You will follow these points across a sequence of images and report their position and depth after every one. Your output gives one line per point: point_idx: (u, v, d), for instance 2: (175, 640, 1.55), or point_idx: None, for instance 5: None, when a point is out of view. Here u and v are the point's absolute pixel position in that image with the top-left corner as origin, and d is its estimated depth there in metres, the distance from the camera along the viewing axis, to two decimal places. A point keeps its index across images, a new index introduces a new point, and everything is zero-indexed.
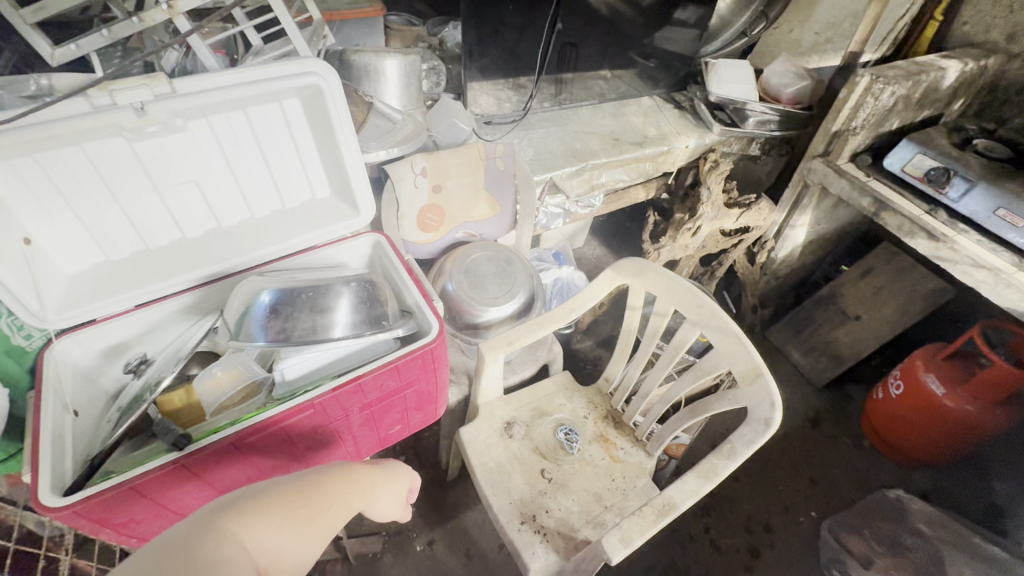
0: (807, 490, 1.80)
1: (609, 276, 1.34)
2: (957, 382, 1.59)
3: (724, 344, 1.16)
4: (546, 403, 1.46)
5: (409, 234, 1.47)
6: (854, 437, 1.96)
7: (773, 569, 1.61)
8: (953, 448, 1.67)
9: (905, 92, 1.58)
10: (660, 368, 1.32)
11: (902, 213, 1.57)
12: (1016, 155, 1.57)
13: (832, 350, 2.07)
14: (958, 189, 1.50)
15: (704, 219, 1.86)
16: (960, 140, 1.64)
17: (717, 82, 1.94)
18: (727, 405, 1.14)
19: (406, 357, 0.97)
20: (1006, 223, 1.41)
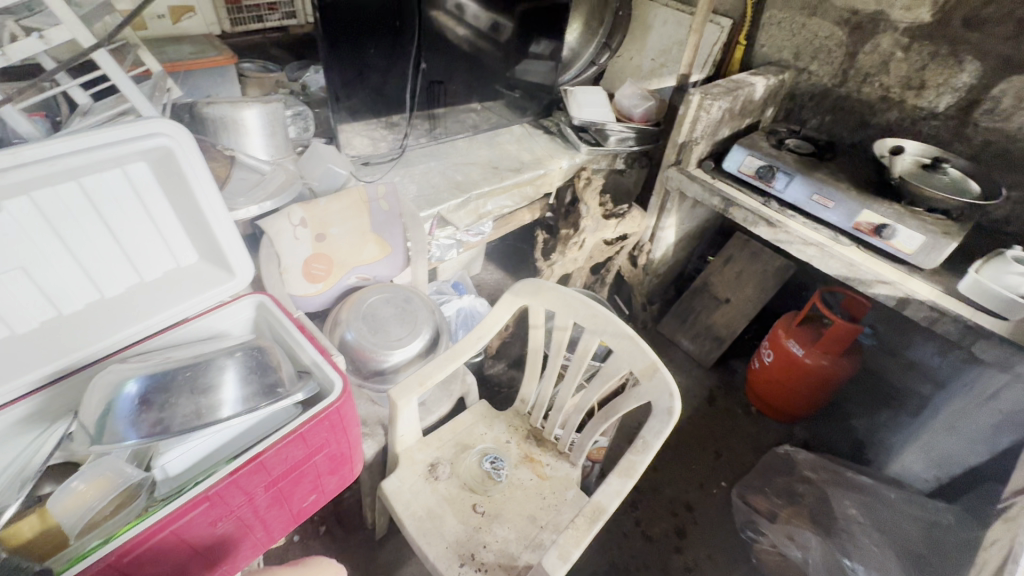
0: (714, 463, 1.97)
1: (508, 300, 1.39)
2: (811, 342, 1.86)
3: (621, 346, 1.24)
4: (468, 436, 1.45)
5: (297, 289, 1.39)
6: (744, 405, 2.20)
7: (700, 544, 1.73)
8: (819, 399, 1.95)
9: (729, 105, 1.86)
10: (570, 380, 1.37)
11: (746, 207, 1.83)
12: (818, 149, 1.90)
13: (713, 333, 2.31)
14: (782, 181, 1.79)
15: (587, 231, 2.01)
16: (776, 141, 1.94)
17: (578, 107, 2.11)
18: (634, 402, 1.22)
19: (311, 422, 0.91)
20: (821, 205, 1.71)
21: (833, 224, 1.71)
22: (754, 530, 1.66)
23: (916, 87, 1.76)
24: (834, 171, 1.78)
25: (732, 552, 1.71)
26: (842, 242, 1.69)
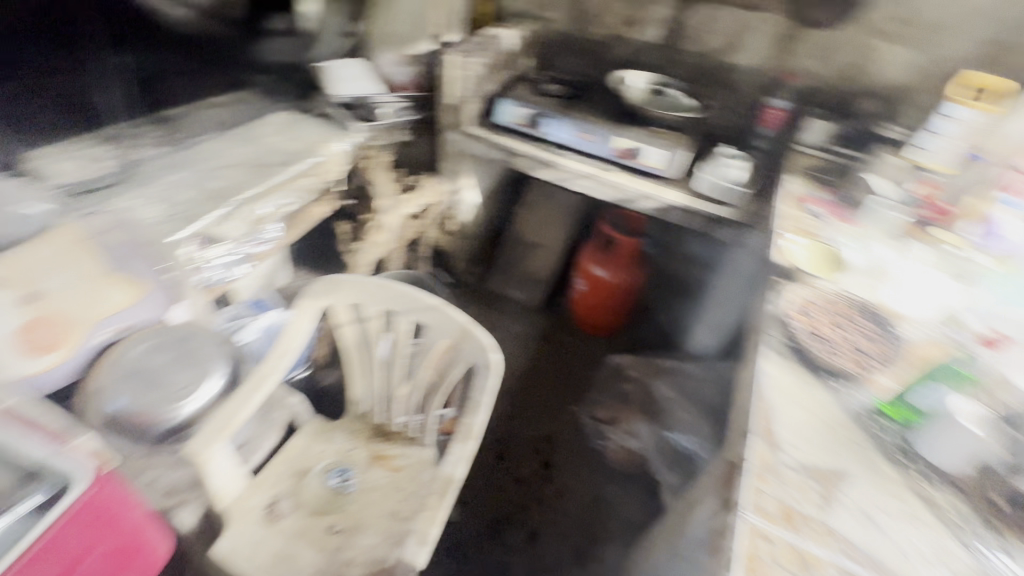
0: (561, 392, 2.16)
1: (305, 306, 1.30)
2: (609, 263, 2.17)
3: (432, 318, 1.25)
4: (305, 460, 1.35)
5: (18, 368, 1.09)
6: (575, 333, 2.42)
7: (565, 467, 1.89)
8: (629, 307, 2.28)
9: (486, 62, 1.93)
10: (396, 365, 1.34)
11: (530, 154, 1.94)
12: (572, 90, 2.08)
13: (534, 277, 2.49)
14: (549, 126, 1.94)
15: (383, 212, 1.99)
16: (536, 89, 2.08)
17: (337, 83, 1.98)
18: (459, 367, 1.24)
19: (59, 527, 0.76)
20: (584, 140, 1.90)
21: (596, 155, 1.92)
22: (603, 438, 1.88)
23: (629, 22, 2.12)
24: (588, 108, 1.98)
25: (592, 463, 1.91)
26: (611, 170, 1.89)
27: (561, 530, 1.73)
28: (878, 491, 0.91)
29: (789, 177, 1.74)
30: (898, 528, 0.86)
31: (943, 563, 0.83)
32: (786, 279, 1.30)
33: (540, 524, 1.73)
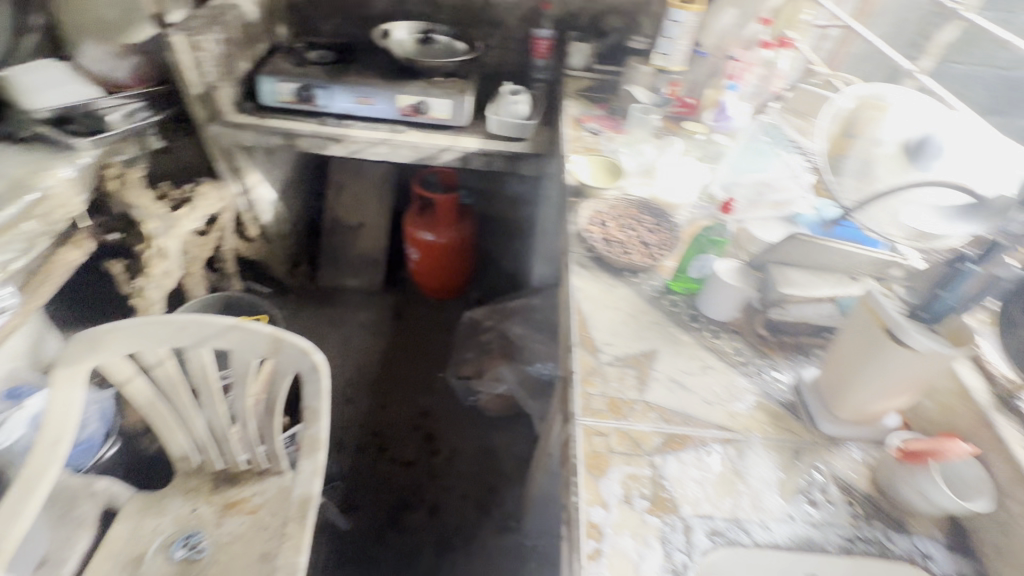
0: (426, 363, 2.14)
1: (63, 377, 1.05)
2: (434, 226, 2.14)
3: (233, 340, 1.10)
4: (136, 545, 1.15)
5: None
6: (425, 302, 2.39)
7: (448, 433, 1.90)
8: (468, 263, 2.28)
9: (225, 37, 1.65)
10: (213, 403, 1.17)
11: (309, 132, 1.80)
12: (339, 53, 1.95)
13: (367, 259, 2.37)
14: (324, 97, 1.81)
15: (160, 235, 1.66)
16: (297, 58, 1.89)
17: (31, 94, 1.50)
18: (284, 382, 1.12)
19: None
20: (365, 105, 1.83)
21: (382, 117, 1.87)
22: (474, 392, 1.91)
23: None
24: (361, 71, 1.87)
25: (472, 419, 1.94)
26: (401, 130, 1.87)
27: (462, 491, 1.74)
28: (680, 358, 1.05)
29: (567, 101, 1.84)
30: (699, 383, 1.01)
31: (736, 397, 1.00)
32: (580, 197, 1.39)
33: (439, 496, 1.72)
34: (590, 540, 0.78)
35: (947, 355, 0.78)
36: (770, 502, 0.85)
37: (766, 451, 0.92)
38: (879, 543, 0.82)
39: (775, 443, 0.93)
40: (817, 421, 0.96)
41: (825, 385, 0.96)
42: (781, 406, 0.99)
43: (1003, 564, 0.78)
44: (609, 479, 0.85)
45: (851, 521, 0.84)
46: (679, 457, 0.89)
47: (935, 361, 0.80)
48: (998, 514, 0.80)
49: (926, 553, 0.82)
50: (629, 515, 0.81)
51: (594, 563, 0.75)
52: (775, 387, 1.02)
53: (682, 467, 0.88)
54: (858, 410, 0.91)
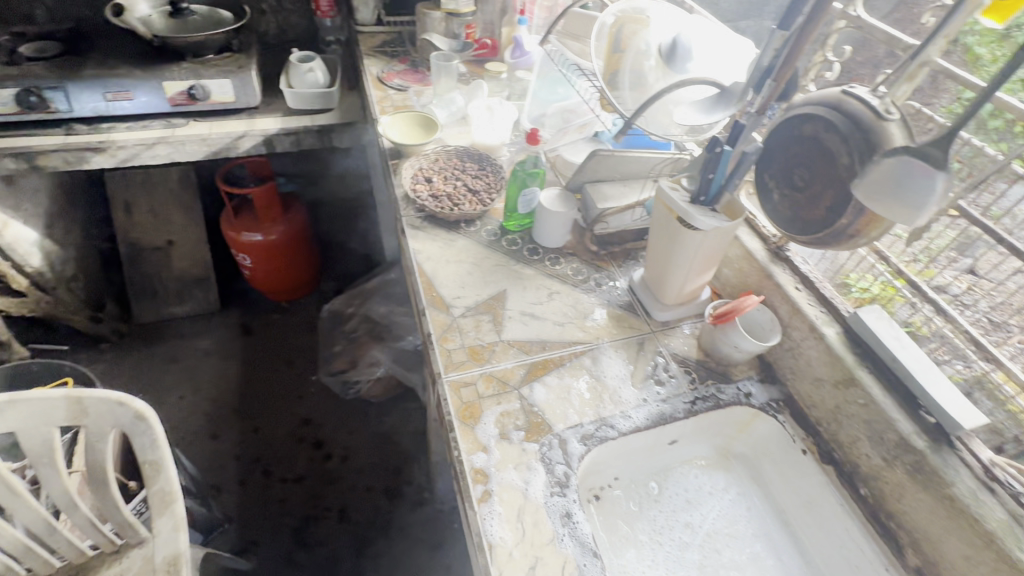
0: (294, 370, 1.98)
1: None
2: (258, 223, 1.93)
3: (13, 420, 0.85)
4: None
5: None
6: (276, 307, 2.18)
7: (337, 432, 1.81)
8: (312, 254, 2.11)
9: None
10: (15, 501, 0.92)
11: (53, 148, 1.47)
12: (69, 44, 1.58)
13: (191, 278, 2.07)
14: (62, 99, 1.47)
15: None
16: (7, 56, 1.49)
17: None
18: (105, 446, 0.92)
19: None
20: (123, 100, 1.53)
21: (151, 111, 1.59)
22: (354, 384, 1.83)
23: None
24: (105, 60, 1.54)
25: (359, 411, 1.87)
26: (178, 124, 1.63)
27: (367, 485, 1.68)
28: (528, 292, 1.10)
29: (366, 61, 1.72)
30: (548, 309, 1.07)
31: (583, 312, 1.08)
32: (400, 159, 1.35)
33: (344, 498, 1.65)
34: (478, 485, 0.80)
35: (726, 227, 0.91)
36: (626, 393, 0.95)
37: (616, 351, 1.02)
38: (713, 397, 0.97)
39: (621, 341, 1.04)
40: (651, 312, 1.08)
41: (650, 279, 1.08)
42: (622, 308, 1.09)
43: (797, 380, 0.97)
44: (485, 423, 0.87)
45: (690, 386, 0.98)
46: (544, 381, 0.95)
47: (721, 234, 0.94)
48: (788, 344, 0.98)
49: (747, 392, 0.99)
50: (509, 449, 0.85)
51: (485, 503, 0.78)
52: (613, 293, 1.12)
53: (548, 390, 0.94)
54: (679, 293, 1.05)
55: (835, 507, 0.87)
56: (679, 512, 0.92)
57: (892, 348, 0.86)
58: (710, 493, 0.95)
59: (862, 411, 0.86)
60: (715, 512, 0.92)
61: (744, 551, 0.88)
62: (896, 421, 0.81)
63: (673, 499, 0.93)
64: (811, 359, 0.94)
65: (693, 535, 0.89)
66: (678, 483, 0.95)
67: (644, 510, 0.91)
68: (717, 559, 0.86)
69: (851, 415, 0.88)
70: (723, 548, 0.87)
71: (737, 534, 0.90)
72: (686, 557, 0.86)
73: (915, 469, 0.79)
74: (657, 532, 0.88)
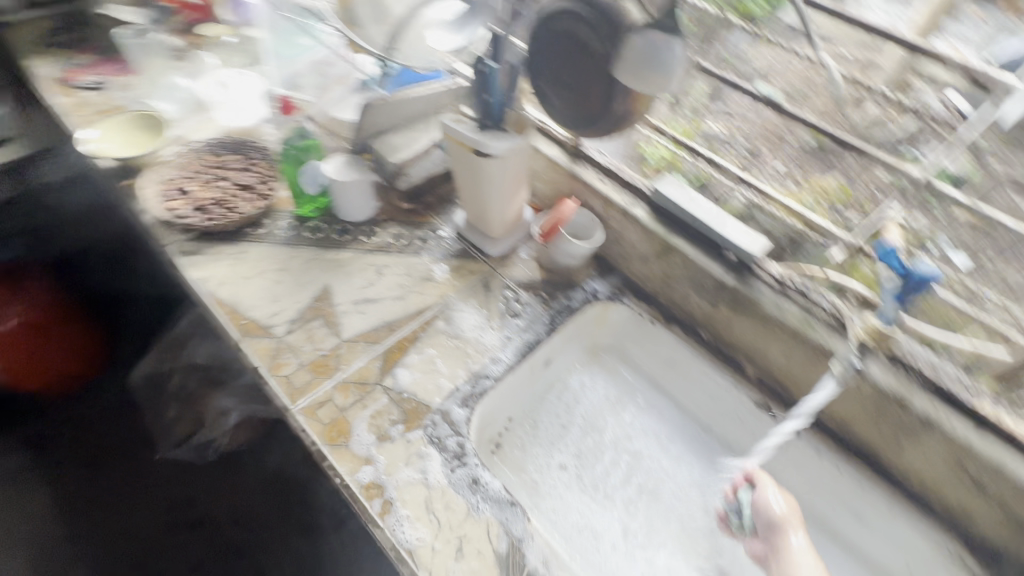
0: None
1: None
2: None
3: None
4: None
5: None
6: None
7: None
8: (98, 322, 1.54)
9: None
10: None
11: None
12: None
13: None
14: None
15: None
16: None
17: None
18: None
19: None
20: None
21: None
22: None
23: None
24: None
25: None
26: None
27: (268, 542, 1.34)
28: (354, 279, 0.98)
29: (29, 62, 1.28)
30: (383, 288, 0.98)
31: (420, 275, 1.01)
32: (136, 177, 1.06)
33: None
34: (375, 500, 0.73)
35: (520, 145, 0.89)
36: (490, 339, 0.94)
37: (465, 301, 0.98)
38: (566, 309, 1.00)
39: (468, 290, 1.00)
40: (486, 251, 1.06)
41: (473, 219, 1.04)
42: (457, 257, 1.05)
43: (628, 262, 1.04)
44: (358, 434, 0.79)
45: (544, 307, 1.00)
46: (404, 364, 0.88)
47: (518, 153, 0.90)
48: (611, 234, 1.04)
49: (594, 290, 1.04)
50: (396, 447, 0.79)
51: (389, 514, 0.72)
52: (444, 245, 1.07)
53: (413, 370, 0.88)
54: (503, 223, 1.03)
55: (683, 362, 0.99)
56: (560, 439, 0.97)
57: (686, 208, 0.93)
58: (580, 406, 1.01)
59: (684, 270, 0.95)
60: (584, 432, 0.98)
61: (620, 446, 0.98)
62: (709, 269, 0.92)
63: (550, 432, 0.97)
64: (631, 240, 1.00)
65: (577, 455, 0.95)
66: (550, 413, 0.99)
67: (532, 451, 0.94)
68: (598, 471, 0.94)
69: (676, 277, 0.97)
70: (604, 455, 0.96)
71: (607, 443, 0.98)
72: (576, 479, 0.93)
73: (735, 302, 0.91)
74: (547, 469, 0.93)
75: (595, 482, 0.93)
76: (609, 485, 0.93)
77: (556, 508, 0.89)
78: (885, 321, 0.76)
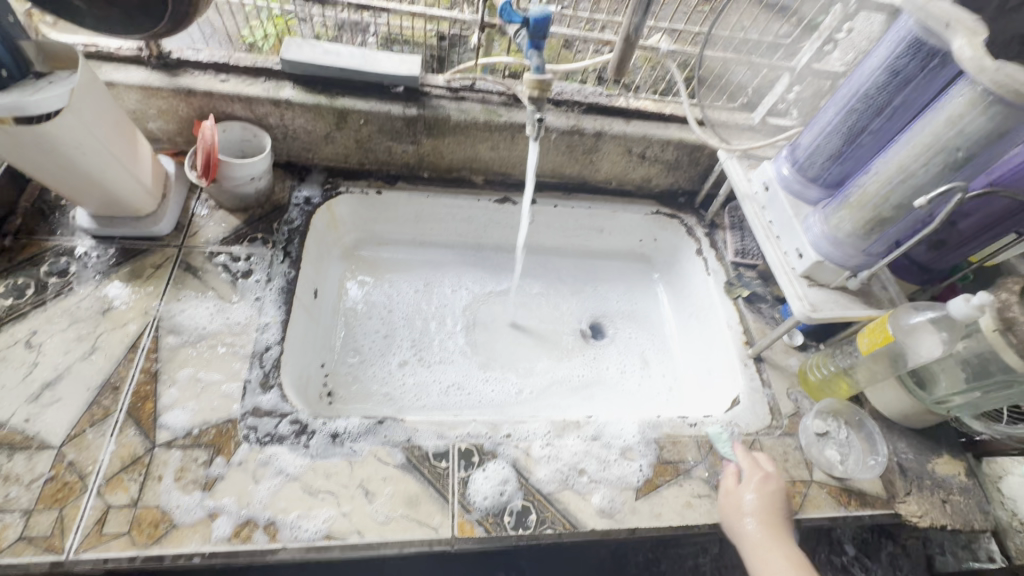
0: None
1: None
2: None
3: None
4: None
5: None
6: None
7: None
8: None
9: None
10: None
11: None
12: None
13: None
14: None
15: None
16: None
17: None
18: None
19: None
20: None
21: None
22: None
23: None
24: None
25: None
26: None
27: None
28: (2, 377, 0.68)
29: None
30: (57, 358, 0.71)
31: (94, 312, 0.75)
32: None
33: None
34: (256, 536, 0.63)
35: (90, 81, 0.65)
36: (241, 313, 0.79)
37: (179, 299, 0.78)
38: (293, 233, 0.89)
39: (171, 286, 0.79)
40: (154, 234, 0.83)
41: (104, 208, 0.78)
42: (124, 263, 0.80)
43: (317, 151, 0.94)
44: (177, 506, 0.64)
45: (269, 247, 0.86)
46: (167, 407, 0.70)
47: (97, 94, 0.66)
48: (278, 132, 0.90)
49: (307, 198, 0.93)
50: (233, 479, 0.66)
51: (280, 531, 0.64)
52: (94, 261, 0.79)
53: (182, 405, 0.70)
54: (147, 189, 0.79)
55: (429, 206, 1.02)
56: (389, 345, 0.95)
57: (326, 62, 0.84)
58: (385, 307, 1.00)
59: (370, 126, 0.90)
60: (402, 321, 0.99)
61: (437, 312, 1.01)
62: (391, 111, 0.88)
63: (376, 346, 0.95)
64: (305, 128, 0.89)
65: (412, 344, 0.96)
66: (364, 333, 0.96)
67: (370, 372, 0.92)
68: (434, 341, 0.97)
69: (370, 139, 0.92)
70: (431, 328, 0.99)
71: (422, 316, 1.00)
72: (422, 362, 0.95)
73: (431, 129, 0.92)
74: (392, 374, 0.92)
75: (439, 351, 0.96)
76: (451, 344, 0.98)
77: (423, 394, 0.91)
78: (536, 70, 0.72)
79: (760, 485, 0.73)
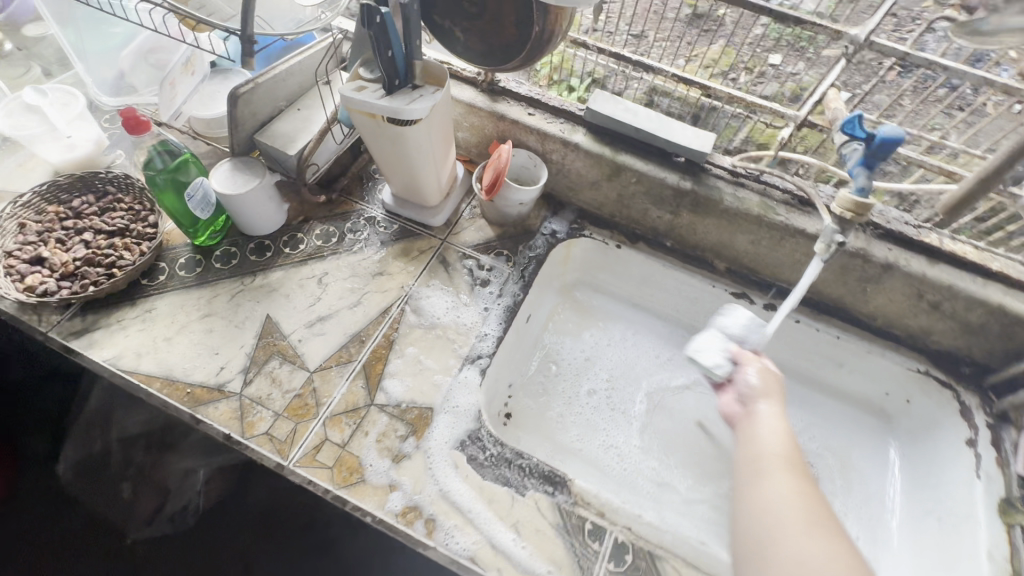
0: None
1: None
2: None
3: None
4: None
5: None
6: None
7: None
8: None
9: None
10: None
11: None
12: None
13: None
14: None
15: None
16: None
17: None
18: None
19: None
20: None
21: None
22: None
23: None
24: None
25: None
26: None
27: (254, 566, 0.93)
28: (296, 299, 0.86)
29: None
30: (334, 299, 0.86)
31: (369, 271, 0.90)
32: None
33: None
34: (417, 524, 0.68)
35: (444, 98, 0.76)
36: (469, 316, 0.87)
37: (428, 285, 0.89)
38: (533, 259, 0.95)
39: (425, 272, 0.91)
40: (429, 223, 0.96)
41: (405, 191, 0.93)
42: (399, 240, 0.94)
43: (578, 193, 0.99)
44: (371, 464, 0.72)
45: (510, 265, 0.93)
46: (390, 374, 0.80)
47: (442, 109, 0.78)
48: (553, 168, 0.97)
49: (553, 231, 0.98)
50: (415, 463, 0.73)
51: (437, 531, 0.68)
52: (380, 231, 0.95)
53: (401, 377, 0.80)
54: (439, 188, 0.92)
55: (661, 276, 0.99)
56: (586, 369, 0.98)
57: (630, 121, 0.87)
58: (595, 336, 1.02)
59: (639, 186, 0.91)
60: (607, 355, 1.00)
61: (635, 365, 1.00)
62: (665, 179, 0.88)
63: (575, 364, 0.98)
64: (578, 170, 0.94)
65: (608, 379, 0.98)
66: (568, 348, 1.00)
67: (560, 387, 0.96)
68: (629, 393, 0.96)
69: (631, 197, 0.94)
70: (625, 380, 0.98)
71: (623, 359, 1.00)
72: (609, 402, 0.95)
73: (695, 205, 0.89)
74: (580, 397, 0.95)
75: (629, 402, 0.95)
76: (639, 403, 0.96)
77: (588, 437, 0.91)
78: (858, 189, 0.65)
79: (767, 377, 0.73)
